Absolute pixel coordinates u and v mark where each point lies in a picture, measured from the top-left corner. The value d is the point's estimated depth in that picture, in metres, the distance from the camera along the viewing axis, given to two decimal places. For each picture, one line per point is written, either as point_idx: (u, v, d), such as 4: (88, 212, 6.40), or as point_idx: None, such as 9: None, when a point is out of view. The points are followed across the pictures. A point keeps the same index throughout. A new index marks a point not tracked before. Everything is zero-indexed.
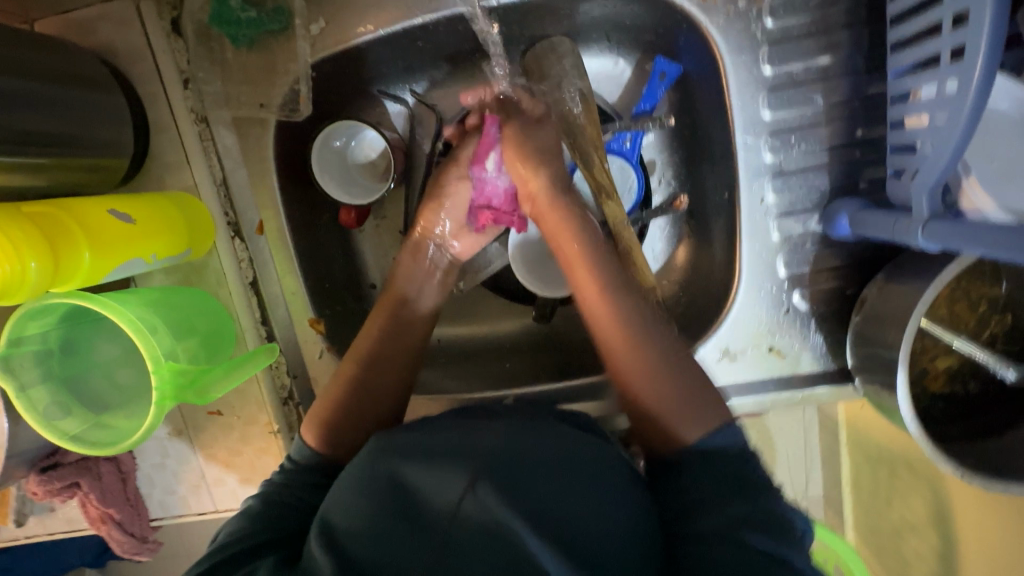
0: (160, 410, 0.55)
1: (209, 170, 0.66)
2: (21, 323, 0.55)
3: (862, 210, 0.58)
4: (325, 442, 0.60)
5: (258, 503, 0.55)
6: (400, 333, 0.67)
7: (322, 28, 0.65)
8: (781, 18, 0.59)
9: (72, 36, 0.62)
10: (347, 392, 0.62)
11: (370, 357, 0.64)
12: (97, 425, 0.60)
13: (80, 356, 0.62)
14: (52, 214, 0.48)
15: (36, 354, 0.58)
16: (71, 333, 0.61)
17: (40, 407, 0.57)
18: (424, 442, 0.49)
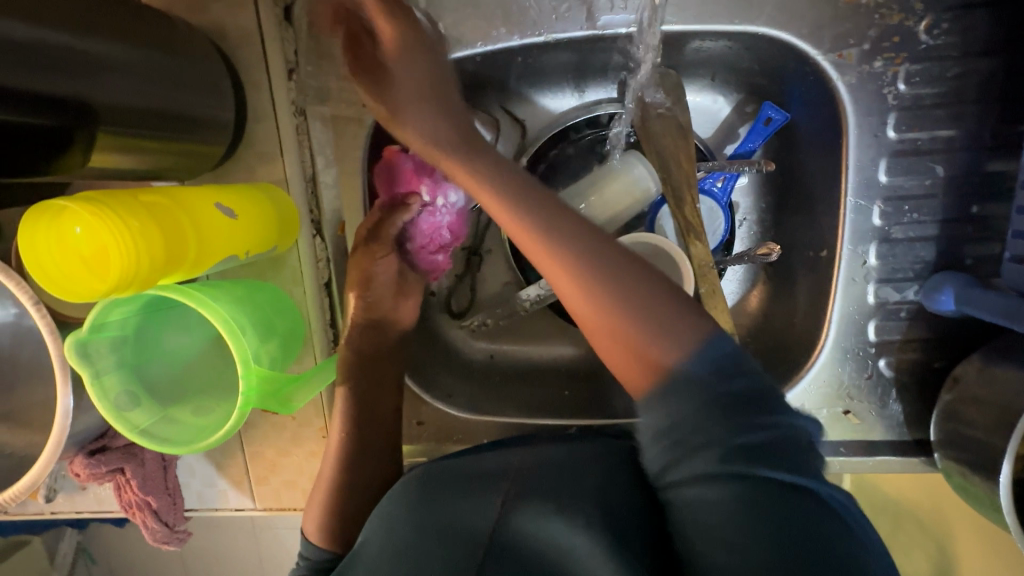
0: (241, 415, 0.52)
1: (301, 165, 0.64)
2: (107, 307, 0.52)
3: (970, 289, 0.58)
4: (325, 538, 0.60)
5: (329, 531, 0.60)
6: (374, 410, 0.64)
7: (439, 34, 0.62)
8: (914, 85, 0.58)
9: (181, 10, 0.59)
10: (339, 501, 0.61)
11: (355, 410, 0.63)
12: (165, 420, 0.57)
13: (150, 344, 0.59)
14: (166, 204, 0.46)
15: (113, 339, 0.54)
16: (147, 319, 0.58)
17: (111, 395, 0.53)
18: (433, 477, 0.55)
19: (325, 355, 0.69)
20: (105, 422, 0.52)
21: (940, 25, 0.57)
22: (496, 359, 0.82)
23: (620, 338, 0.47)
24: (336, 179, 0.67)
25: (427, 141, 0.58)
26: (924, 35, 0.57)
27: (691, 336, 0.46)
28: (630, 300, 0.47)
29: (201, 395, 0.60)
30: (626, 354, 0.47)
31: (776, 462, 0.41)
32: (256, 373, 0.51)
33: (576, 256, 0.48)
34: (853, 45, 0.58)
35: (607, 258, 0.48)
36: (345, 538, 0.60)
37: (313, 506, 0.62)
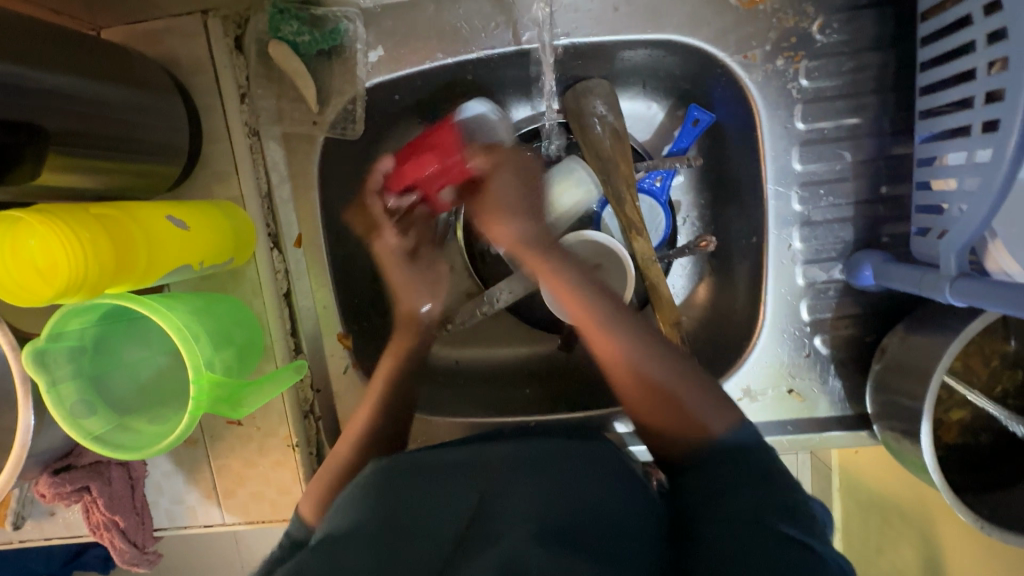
0: (192, 420, 0.54)
1: (256, 182, 0.68)
2: (60, 322, 0.54)
3: (885, 263, 0.61)
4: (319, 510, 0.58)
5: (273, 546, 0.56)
6: (396, 386, 0.68)
7: (379, 55, 0.68)
8: (814, 79, 0.64)
9: (137, 44, 0.64)
10: (351, 459, 0.62)
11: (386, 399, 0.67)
12: (123, 428, 0.59)
13: (108, 356, 0.61)
14: (115, 217, 0.49)
15: (71, 349, 0.57)
16: (106, 331, 0.61)
17: (67, 405, 0.56)
18: (407, 470, 0.54)
19: (286, 362, 0.71)
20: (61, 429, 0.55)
21: (830, 25, 0.63)
22: (460, 365, 0.84)
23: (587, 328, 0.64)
24: (291, 196, 0.71)
25: (519, 240, 0.68)
26: (818, 34, 0.63)
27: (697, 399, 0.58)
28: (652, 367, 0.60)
29: (161, 405, 0.62)
30: (711, 403, 0.58)
31: (720, 452, 0.53)
32: (207, 379, 0.53)
33: (572, 286, 0.66)
34: (756, 46, 0.64)
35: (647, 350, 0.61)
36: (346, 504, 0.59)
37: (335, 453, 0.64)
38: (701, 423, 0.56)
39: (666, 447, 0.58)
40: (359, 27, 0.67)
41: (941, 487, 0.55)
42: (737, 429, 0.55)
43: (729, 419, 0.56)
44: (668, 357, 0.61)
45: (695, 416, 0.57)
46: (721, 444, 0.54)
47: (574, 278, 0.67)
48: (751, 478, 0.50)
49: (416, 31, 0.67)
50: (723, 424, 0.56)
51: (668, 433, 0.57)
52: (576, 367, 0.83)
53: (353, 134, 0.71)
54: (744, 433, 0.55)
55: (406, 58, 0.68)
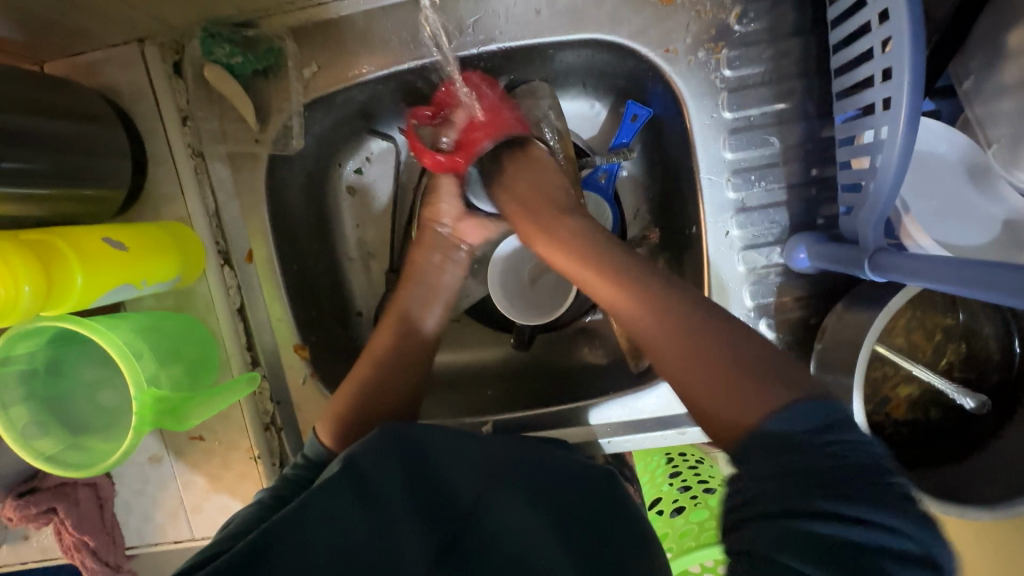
0: (138, 436, 0.56)
1: (202, 201, 0.69)
2: (7, 347, 0.56)
3: (818, 244, 0.62)
4: (335, 441, 0.64)
5: (267, 496, 0.57)
6: (404, 354, 0.70)
7: (314, 71, 0.69)
8: (737, 68, 0.65)
9: (80, 76, 0.67)
10: (354, 406, 0.66)
11: (388, 363, 0.69)
12: (76, 447, 0.60)
13: (62, 377, 0.63)
14: (49, 242, 0.51)
15: (21, 373, 0.59)
16: (57, 354, 0.62)
17: (18, 426, 0.57)
18: (426, 439, 0.56)
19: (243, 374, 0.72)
20: (12, 449, 0.56)
21: (748, 15, 0.64)
22: None
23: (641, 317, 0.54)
24: (240, 213, 0.73)
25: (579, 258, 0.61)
26: (736, 25, 0.64)
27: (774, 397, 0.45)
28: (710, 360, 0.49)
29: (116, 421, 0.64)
30: (734, 381, 0.47)
31: (777, 442, 0.42)
32: (148, 395, 0.55)
33: (622, 284, 0.56)
34: (678, 40, 0.65)
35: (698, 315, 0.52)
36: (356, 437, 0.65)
37: (324, 419, 0.66)
38: (733, 408, 0.47)
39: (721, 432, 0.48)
40: (293, 45, 0.68)
41: None
42: (809, 401, 0.44)
43: (766, 402, 0.45)
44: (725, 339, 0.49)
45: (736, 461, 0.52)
46: (752, 430, 0.44)
47: (618, 275, 0.57)
48: (817, 445, 0.42)
49: (350, 46, 0.69)
50: (770, 403, 0.44)
51: (698, 405, 0.49)
52: (537, 364, 0.84)
53: (293, 148, 0.72)
54: (794, 413, 0.43)
55: (340, 72, 0.70)
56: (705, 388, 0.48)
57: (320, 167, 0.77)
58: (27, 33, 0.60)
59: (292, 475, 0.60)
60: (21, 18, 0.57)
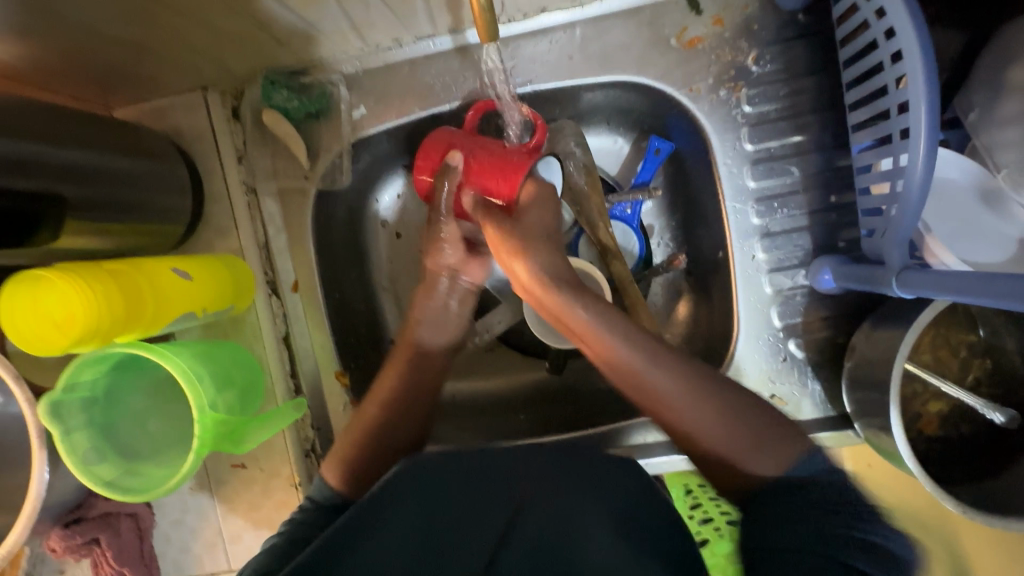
0: (197, 459, 0.57)
1: (254, 235, 0.74)
2: (77, 372, 0.58)
3: (842, 265, 0.65)
4: (342, 481, 0.61)
5: (281, 540, 0.55)
6: (417, 374, 0.68)
7: (362, 113, 0.75)
8: (757, 105, 0.70)
9: (148, 121, 0.72)
10: (360, 444, 0.64)
11: (391, 402, 0.66)
12: (130, 471, 0.62)
13: (117, 404, 0.65)
14: (128, 272, 0.54)
15: (83, 401, 0.61)
16: (114, 382, 0.64)
17: (80, 452, 0.59)
18: (446, 476, 0.56)
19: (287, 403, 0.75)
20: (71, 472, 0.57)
21: (764, 57, 0.70)
22: (455, 398, 0.87)
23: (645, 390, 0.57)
24: (287, 245, 0.76)
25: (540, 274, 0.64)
26: (754, 66, 0.70)
27: (788, 453, 0.51)
28: (722, 413, 0.54)
29: (167, 448, 0.66)
30: (750, 437, 0.52)
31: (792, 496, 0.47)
32: (211, 418, 0.57)
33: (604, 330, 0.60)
34: (700, 80, 0.71)
35: (685, 386, 0.55)
36: (369, 468, 0.63)
37: (331, 461, 0.64)
38: (756, 456, 0.52)
39: (738, 486, 0.52)
40: (343, 90, 0.74)
41: (919, 475, 0.57)
42: (797, 462, 0.51)
43: (768, 464, 0.51)
44: (709, 392, 0.55)
45: (740, 461, 0.52)
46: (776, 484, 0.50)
47: (618, 331, 0.59)
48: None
49: (396, 90, 0.75)
50: (791, 457, 0.51)
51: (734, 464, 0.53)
52: (568, 389, 0.86)
53: (340, 183, 0.77)
54: (798, 467, 0.50)
55: (386, 112, 0.75)
56: (726, 447, 0.53)
57: (360, 202, 0.81)
58: (105, 81, 0.65)
59: (300, 519, 0.58)
60: (107, 71, 0.63)
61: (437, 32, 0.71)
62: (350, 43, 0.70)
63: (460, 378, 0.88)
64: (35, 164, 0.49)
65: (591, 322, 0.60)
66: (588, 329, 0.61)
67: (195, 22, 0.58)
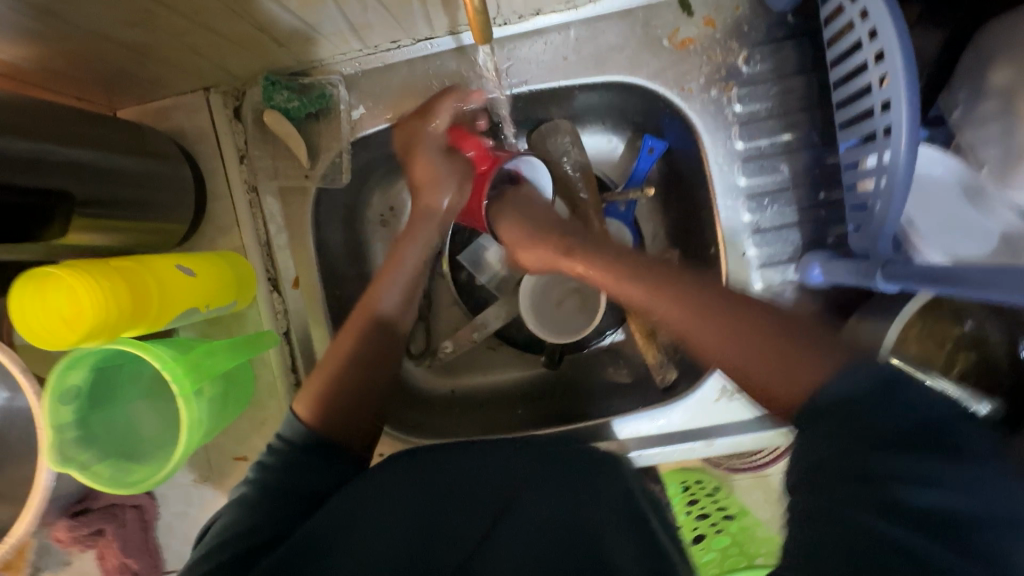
0: (184, 451, 0.60)
1: (255, 232, 0.75)
2: (65, 370, 0.59)
3: (830, 260, 0.67)
4: (311, 415, 0.63)
5: (252, 491, 0.57)
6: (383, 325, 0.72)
7: (361, 113, 0.77)
8: (747, 104, 0.72)
9: (151, 121, 0.74)
10: (334, 385, 0.66)
11: (365, 333, 0.70)
12: (114, 466, 0.63)
13: (105, 399, 0.66)
14: (134, 268, 0.56)
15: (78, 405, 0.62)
16: (107, 386, 0.66)
17: (78, 455, 0.60)
18: (441, 467, 0.62)
19: (288, 397, 0.76)
20: (54, 467, 0.58)
21: (754, 57, 0.71)
22: (453, 392, 0.88)
23: (714, 322, 0.56)
24: (287, 242, 0.78)
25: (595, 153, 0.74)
26: (745, 66, 0.72)
27: (827, 365, 0.47)
28: (727, 328, 0.55)
29: (153, 445, 0.67)
30: (785, 353, 0.51)
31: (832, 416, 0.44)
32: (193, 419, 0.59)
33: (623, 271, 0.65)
34: (692, 80, 0.73)
35: (701, 294, 0.59)
36: (338, 414, 0.65)
37: (303, 388, 0.66)
38: (793, 378, 0.49)
39: (779, 407, 0.50)
40: (342, 90, 0.75)
41: None
42: (843, 376, 0.46)
43: (816, 375, 0.48)
44: (714, 306, 0.57)
45: (772, 384, 0.51)
46: (820, 401, 0.46)
47: (605, 262, 0.67)
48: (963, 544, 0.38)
49: (394, 90, 0.76)
50: (820, 374, 0.47)
51: (755, 383, 0.53)
52: (564, 383, 0.87)
53: (340, 182, 0.79)
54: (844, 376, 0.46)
55: (385, 112, 0.76)
56: (766, 369, 0.51)
57: (359, 200, 0.83)
58: (110, 83, 0.67)
59: (272, 462, 0.59)
60: (111, 72, 0.64)
61: (434, 33, 0.72)
62: (349, 44, 0.71)
63: (459, 373, 0.89)
64: (45, 165, 0.51)
65: (592, 262, 0.68)
66: (611, 277, 0.66)
67: (199, 25, 0.60)
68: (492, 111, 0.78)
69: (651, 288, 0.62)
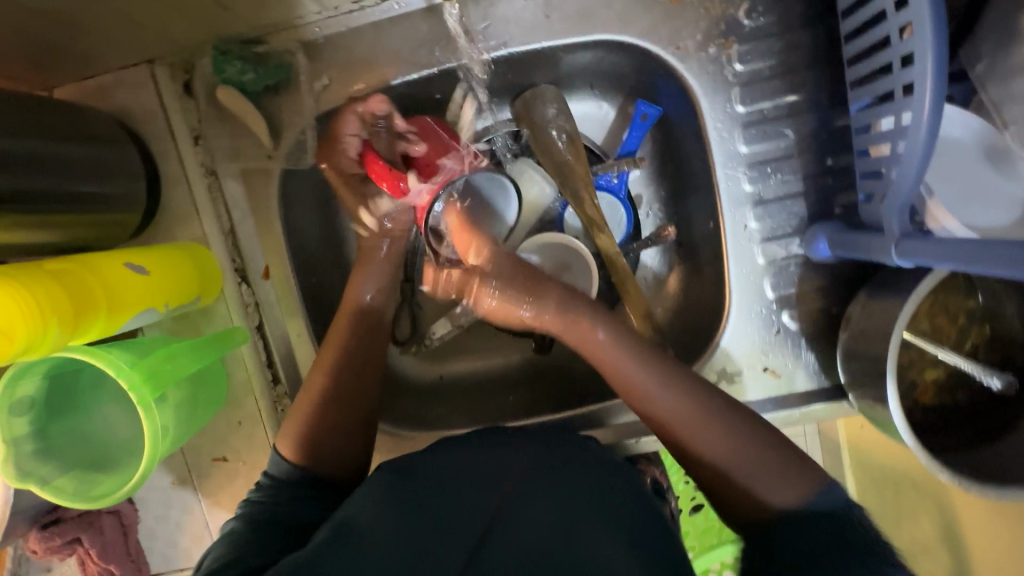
0: (150, 464, 0.56)
1: (217, 220, 0.70)
2: (13, 381, 0.55)
3: (838, 232, 0.62)
4: (302, 455, 0.61)
5: (241, 524, 0.55)
6: (367, 345, 0.68)
7: (324, 84, 0.70)
8: (749, 62, 0.65)
9: (91, 100, 0.67)
10: (317, 421, 0.63)
11: (343, 373, 0.65)
12: (80, 479, 0.59)
13: (67, 408, 0.62)
14: (74, 271, 0.51)
15: (34, 417, 0.58)
16: (65, 394, 0.62)
17: (37, 470, 0.57)
18: (427, 477, 0.57)
19: (265, 394, 0.72)
20: (13, 484, 0.55)
21: (756, 9, 0.65)
22: (442, 379, 0.85)
23: (742, 471, 0.54)
24: (254, 229, 0.72)
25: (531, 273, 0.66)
26: (746, 19, 0.65)
27: (795, 490, 0.53)
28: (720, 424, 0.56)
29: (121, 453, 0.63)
30: (774, 470, 0.54)
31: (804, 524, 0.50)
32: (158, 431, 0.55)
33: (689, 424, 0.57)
34: (688, 37, 0.66)
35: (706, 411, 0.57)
36: (332, 448, 0.62)
37: (286, 431, 0.63)
38: (770, 492, 0.53)
39: (737, 519, 0.55)
40: (302, 60, 0.68)
41: (913, 447, 0.56)
42: (817, 493, 0.52)
43: (794, 492, 0.53)
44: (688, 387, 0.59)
45: (753, 487, 0.54)
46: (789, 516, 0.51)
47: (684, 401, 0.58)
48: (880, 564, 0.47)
49: (361, 58, 0.69)
50: (796, 493, 0.53)
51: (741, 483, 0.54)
52: (558, 366, 0.84)
53: (307, 162, 0.72)
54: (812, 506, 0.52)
55: (351, 83, 0.69)
56: (745, 472, 0.54)
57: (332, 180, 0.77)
58: (38, 59, 0.60)
59: (262, 501, 0.58)
60: (38, 47, 0.57)
61: None
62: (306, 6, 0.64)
63: (446, 359, 0.85)
64: None
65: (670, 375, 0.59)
66: (643, 388, 0.59)
67: None
68: (470, 79, 0.72)
69: (698, 426, 0.57)
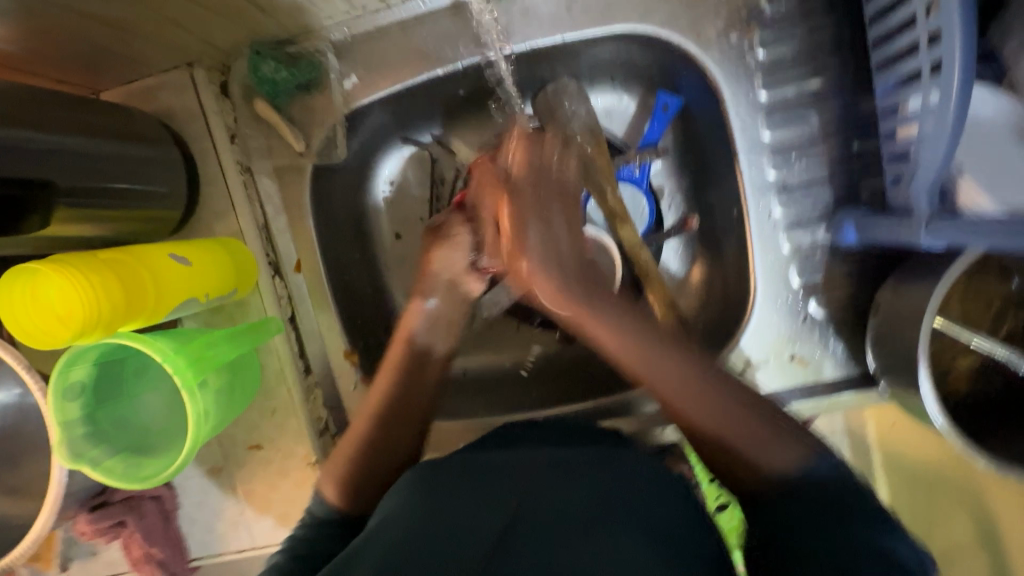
0: (192, 447, 0.58)
1: (252, 215, 0.73)
2: (66, 367, 0.58)
3: (865, 217, 0.62)
4: (345, 497, 0.60)
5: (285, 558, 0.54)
6: (416, 376, 0.66)
7: (353, 82, 0.72)
8: (771, 49, 0.66)
9: (135, 102, 0.70)
10: (363, 457, 0.62)
11: (388, 412, 0.64)
12: (126, 462, 0.62)
13: (113, 395, 0.65)
14: (124, 260, 0.54)
15: (84, 402, 0.61)
16: (111, 381, 0.65)
17: (87, 451, 0.60)
18: (457, 474, 0.56)
19: (299, 383, 0.75)
20: (67, 465, 0.58)
21: None
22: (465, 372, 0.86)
23: (728, 408, 0.53)
24: (287, 224, 0.75)
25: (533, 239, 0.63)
26: (768, 6, 0.66)
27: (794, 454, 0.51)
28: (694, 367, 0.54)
29: (162, 438, 0.66)
30: (762, 438, 0.51)
31: (822, 488, 0.49)
32: (199, 415, 0.57)
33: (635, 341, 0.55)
34: (710, 26, 0.67)
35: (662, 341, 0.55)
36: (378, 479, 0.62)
37: (327, 472, 0.62)
38: (767, 454, 0.51)
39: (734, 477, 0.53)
40: (332, 59, 0.71)
41: (946, 431, 0.55)
42: (817, 459, 0.51)
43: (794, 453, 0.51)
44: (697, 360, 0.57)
45: (752, 454, 0.51)
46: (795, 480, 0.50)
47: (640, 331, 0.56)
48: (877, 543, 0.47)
49: (387, 56, 0.71)
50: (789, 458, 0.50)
51: (746, 455, 0.51)
52: (580, 358, 0.83)
53: (338, 157, 0.74)
54: (817, 466, 0.50)
55: (378, 80, 0.72)
56: (748, 440, 0.52)
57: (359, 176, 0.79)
58: (89, 64, 0.63)
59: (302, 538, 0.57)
60: (89, 51, 0.61)
61: None
62: (336, 7, 0.67)
63: (468, 352, 0.86)
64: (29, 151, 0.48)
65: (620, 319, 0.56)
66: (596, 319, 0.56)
67: None
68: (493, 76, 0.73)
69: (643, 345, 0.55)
